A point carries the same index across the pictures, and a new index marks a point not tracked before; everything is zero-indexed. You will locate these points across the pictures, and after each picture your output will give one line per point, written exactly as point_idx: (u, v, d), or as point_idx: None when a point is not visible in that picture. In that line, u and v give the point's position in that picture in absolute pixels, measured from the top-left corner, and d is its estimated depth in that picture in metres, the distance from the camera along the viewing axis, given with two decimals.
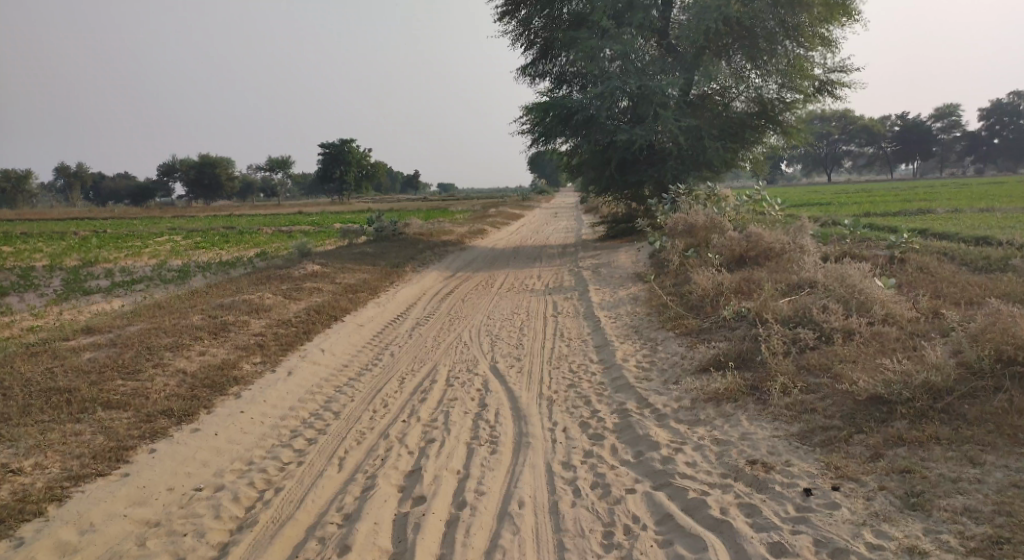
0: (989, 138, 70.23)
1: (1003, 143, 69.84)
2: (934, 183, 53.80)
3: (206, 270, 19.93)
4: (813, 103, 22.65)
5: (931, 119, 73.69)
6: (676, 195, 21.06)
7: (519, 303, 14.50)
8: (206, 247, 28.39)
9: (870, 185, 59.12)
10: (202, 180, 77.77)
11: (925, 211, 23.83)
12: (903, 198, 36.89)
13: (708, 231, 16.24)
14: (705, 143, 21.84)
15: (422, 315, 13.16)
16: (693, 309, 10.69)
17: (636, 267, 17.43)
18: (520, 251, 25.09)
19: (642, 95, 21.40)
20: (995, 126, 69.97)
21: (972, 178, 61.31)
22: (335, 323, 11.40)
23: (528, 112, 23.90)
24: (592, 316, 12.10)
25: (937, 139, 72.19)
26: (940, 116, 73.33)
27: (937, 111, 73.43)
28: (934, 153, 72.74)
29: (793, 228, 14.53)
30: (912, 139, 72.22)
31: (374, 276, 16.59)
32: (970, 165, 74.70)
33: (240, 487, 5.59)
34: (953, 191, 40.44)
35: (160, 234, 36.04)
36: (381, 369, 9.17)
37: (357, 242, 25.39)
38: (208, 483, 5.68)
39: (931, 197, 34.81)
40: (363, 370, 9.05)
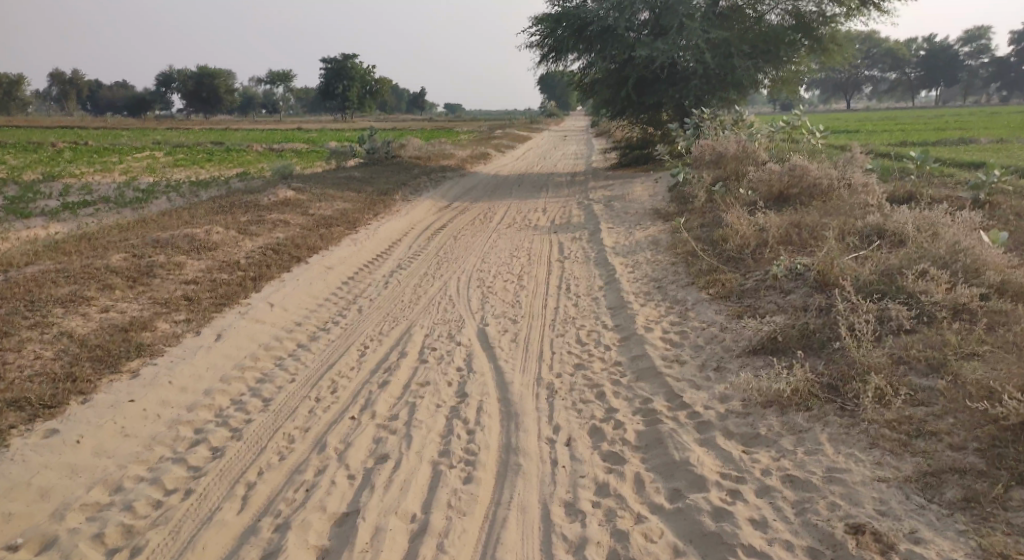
0: (1017, 65, 66.45)
1: None
2: (958, 112, 50.86)
3: (176, 192, 18.04)
4: (858, 17, 19.92)
5: (960, 43, 69.81)
6: (699, 120, 18.86)
7: (518, 243, 12.55)
8: (186, 165, 26.28)
9: (895, 112, 56.41)
10: (202, 95, 74.57)
11: (970, 142, 21.65)
12: (933, 127, 34.41)
13: (739, 162, 14.22)
14: (735, 61, 19.37)
15: (403, 259, 11.25)
16: (730, 261, 8.76)
17: (654, 202, 15.51)
18: (524, 178, 23.04)
19: (666, 5, 19.27)
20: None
21: (998, 109, 58.27)
22: (297, 265, 9.50)
23: (537, 23, 21.40)
24: (605, 264, 10.29)
25: (965, 65, 68.56)
26: (969, 41, 69.34)
27: (968, 35, 69.37)
28: (961, 81, 69.26)
29: (841, 161, 12.47)
30: (938, 65, 68.66)
31: (356, 207, 14.56)
32: (997, 94, 71.28)
33: (78, 544, 4.14)
34: (984, 119, 38.01)
35: (144, 149, 33.96)
36: (343, 331, 7.36)
37: (346, 164, 23.34)
38: (32, 535, 4.20)
39: (966, 126, 32.37)
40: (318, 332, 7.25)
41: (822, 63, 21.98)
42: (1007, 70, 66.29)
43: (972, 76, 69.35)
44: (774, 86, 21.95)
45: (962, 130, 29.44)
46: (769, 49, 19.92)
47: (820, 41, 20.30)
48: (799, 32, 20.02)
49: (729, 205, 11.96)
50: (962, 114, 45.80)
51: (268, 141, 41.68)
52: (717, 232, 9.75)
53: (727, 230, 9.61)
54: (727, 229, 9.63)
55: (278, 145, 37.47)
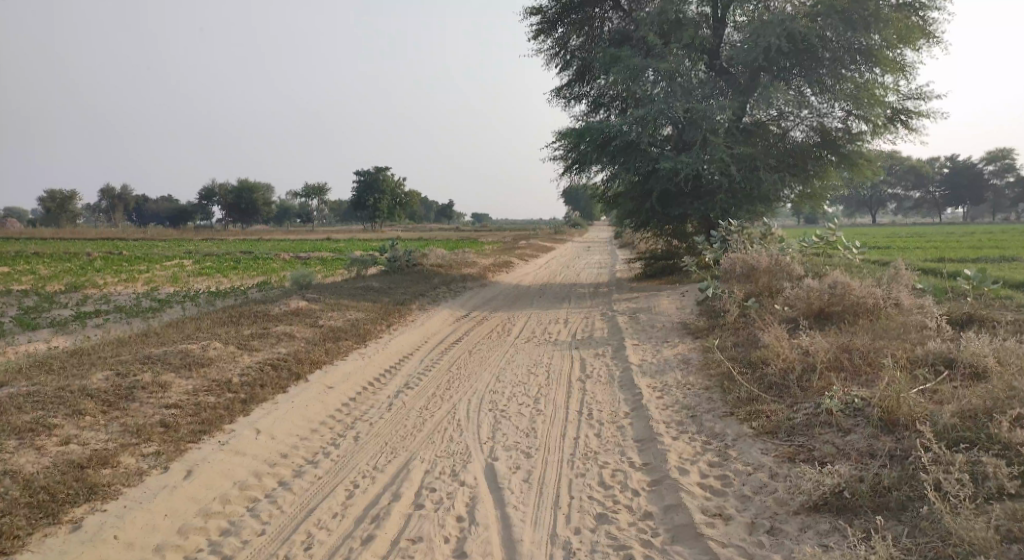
0: None
1: None
2: (985, 229, 50.08)
3: (190, 301, 17.61)
4: (886, 134, 19.67)
5: (983, 162, 69.94)
6: (726, 233, 18.29)
7: (536, 359, 11.72)
8: (210, 274, 26.16)
9: (923, 228, 55.94)
10: (240, 205, 76.60)
11: (1009, 258, 20.82)
12: (966, 243, 33.61)
13: (772, 276, 13.49)
14: (762, 175, 19.04)
15: (412, 375, 10.42)
16: (773, 389, 7.84)
17: (682, 316, 14.74)
18: (548, 288, 22.44)
19: (688, 119, 18.90)
20: None
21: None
22: (294, 385, 8.66)
23: (561, 137, 21.41)
24: (631, 385, 9.43)
25: (988, 183, 68.44)
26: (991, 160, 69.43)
27: (988, 155, 69.64)
28: (988, 198, 69.04)
29: (884, 278, 11.74)
30: (961, 183, 68.57)
31: (369, 318, 13.87)
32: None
33: None
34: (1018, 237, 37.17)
35: (171, 257, 34.09)
36: (333, 463, 6.42)
37: (366, 272, 22.94)
38: None
39: (1004, 243, 31.50)
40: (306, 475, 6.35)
41: (850, 179, 21.62)
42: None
43: (998, 195, 69.09)
44: (802, 200, 21.50)
45: (1000, 247, 28.57)
46: (794, 166, 20.00)
47: (848, 156, 20.13)
48: (823, 148, 20.08)
49: (766, 325, 11.13)
50: (996, 231, 45.00)
51: (295, 251, 41.95)
52: (755, 353, 8.87)
53: (766, 352, 8.74)
54: (766, 350, 8.76)
55: (303, 254, 37.53)
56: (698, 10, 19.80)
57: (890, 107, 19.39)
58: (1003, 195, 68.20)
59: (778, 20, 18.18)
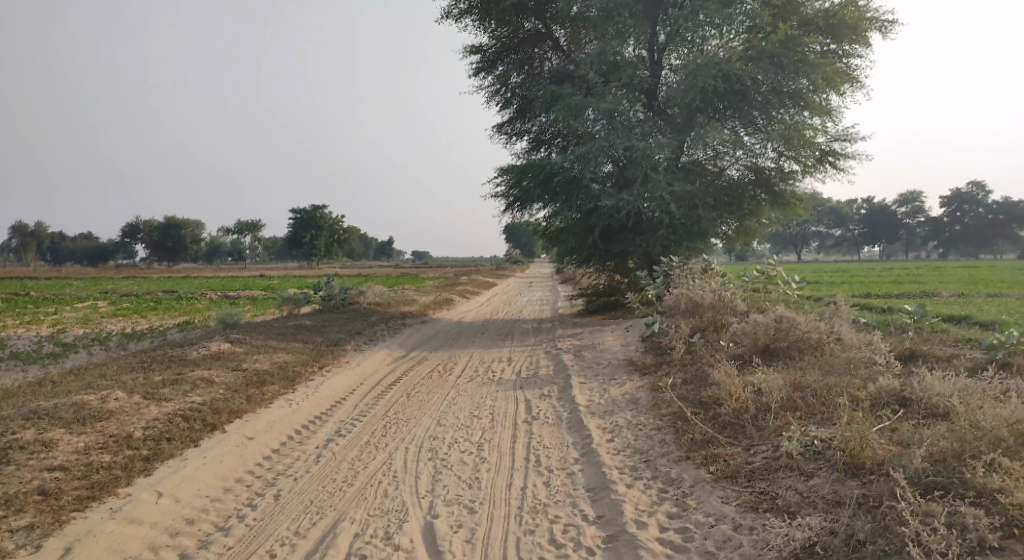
0: (951, 225, 68.61)
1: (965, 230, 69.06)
2: (900, 267, 52.12)
3: (101, 345, 16.37)
4: (816, 173, 20.01)
5: (896, 203, 73.40)
6: (668, 268, 18.18)
7: (478, 400, 11.13)
8: (128, 315, 24.66)
9: (844, 265, 57.97)
10: (168, 243, 73.86)
11: (934, 294, 21.38)
12: (886, 280, 34.75)
13: (716, 311, 13.27)
14: (701, 213, 19.11)
15: (344, 421, 9.69)
16: (728, 430, 7.43)
17: (627, 352, 14.40)
18: (489, 325, 21.92)
19: (629, 159, 18.91)
20: (956, 213, 68.68)
21: (939, 265, 60.26)
22: (206, 443, 7.84)
23: (502, 173, 21.12)
24: (580, 427, 8.93)
25: (903, 224, 71.64)
26: (905, 203, 72.83)
27: (901, 198, 73.07)
28: (902, 237, 72.37)
29: (827, 313, 11.63)
30: (879, 222, 71.53)
31: (299, 361, 13.04)
32: (937, 249, 74.41)
33: None
34: (926, 274, 38.81)
35: (87, 297, 32.21)
36: (249, 540, 5.72)
37: (299, 311, 21.98)
38: None
39: (919, 279, 32.69)
40: (218, 549, 5.60)
41: (784, 217, 21.89)
42: (942, 228, 69.64)
43: (911, 234, 72.46)
44: (737, 236, 21.68)
45: (918, 283, 29.58)
46: (730, 202, 20.18)
47: (779, 196, 20.36)
48: (757, 186, 20.22)
49: (714, 362, 10.83)
50: (909, 269, 46.96)
51: (225, 288, 40.35)
52: (706, 391, 8.47)
53: (719, 389, 8.36)
54: (718, 388, 8.38)
55: (233, 292, 36.03)
56: (635, 52, 19.70)
57: (820, 149, 19.71)
58: (916, 234, 71.56)
59: (711, 62, 18.31)
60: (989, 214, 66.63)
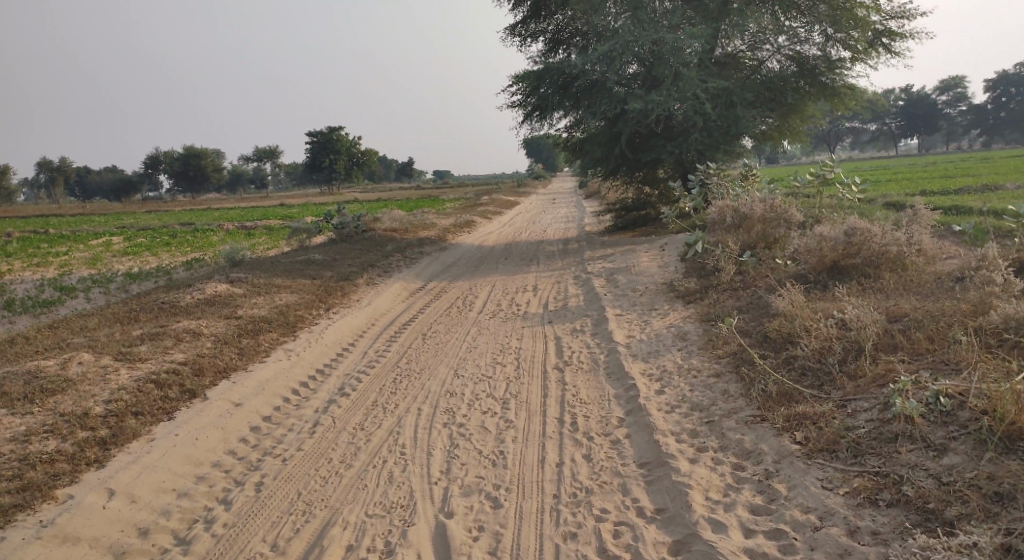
0: (995, 111, 64.58)
1: (1009, 116, 64.53)
2: (945, 158, 49.02)
3: (100, 288, 15.27)
4: (867, 60, 17.78)
5: (937, 92, 69.28)
6: (705, 175, 16.44)
7: (502, 340, 9.83)
8: (137, 253, 23.50)
9: (883, 161, 54.94)
10: (188, 175, 72.47)
11: (997, 187, 19.35)
12: (938, 173, 32.29)
13: (767, 224, 11.68)
14: (739, 111, 17.08)
15: (347, 375, 8.42)
16: (807, 377, 5.96)
17: (666, 274, 12.95)
18: (512, 248, 20.53)
19: (656, 54, 16.76)
20: (1002, 97, 64.58)
21: (984, 156, 56.88)
22: (175, 415, 6.59)
23: (518, 80, 19.18)
24: (623, 373, 7.63)
25: (943, 113, 67.70)
26: (945, 90, 68.63)
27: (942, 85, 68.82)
28: (942, 128, 68.43)
29: (904, 221, 9.97)
30: (918, 113, 67.67)
31: (303, 301, 11.72)
32: (980, 138, 70.39)
33: None
34: (978, 164, 35.91)
35: (102, 235, 31.18)
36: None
37: (311, 241, 20.71)
38: None
39: (974, 171, 30.13)
40: None
41: (830, 110, 19.78)
42: (985, 116, 65.72)
43: (951, 123, 68.53)
44: (778, 136, 19.57)
45: (972, 176, 27.30)
46: (773, 98, 17.95)
47: (828, 89, 18.24)
48: (801, 79, 18.10)
49: (777, 289, 9.31)
50: (958, 160, 43.97)
51: (242, 219, 39.05)
52: (772, 324, 7.01)
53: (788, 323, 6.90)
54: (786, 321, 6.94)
55: (252, 223, 34.87)
56: None
57: (874, 29, 17.36)
58: (956, 123, 67.75)
59: None
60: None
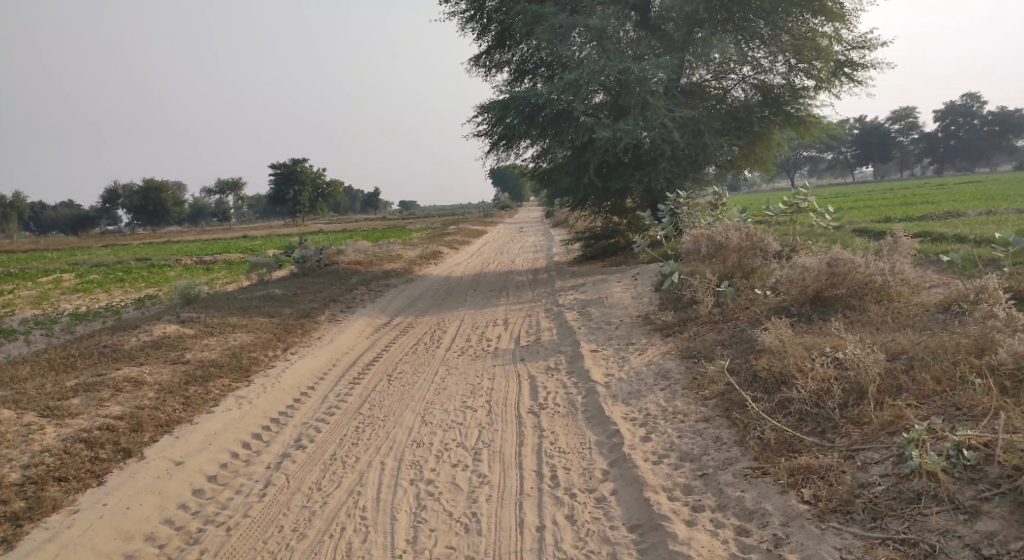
0: (944, 140, 66.37)
1: (959, 144, 66.29)
2: (899, 186, 49.96)
3: (42, 329, 14.34)
4: (830, 89, 17.80)
5: (887, 122, 71.02)
6: (675, 204, 16.14)
7: (471, 381, 9.23)
8: (87, 290, 22.44)
9: (840, 189, 55.81)
10: (147, 208, 70.79)
11: (958, 214, 19.41)
12: (895, 200, 32.67)
13: (744, 254, 11.34)
14: (707, 140, 16.93)
15: (306, 425, 7.73)
16: (806, 423, 5.51)
17: (640, 306, 12.53)
18: (480, 279, 19.99)
19: (622, 84, 16.62)
20: (951, 126, 66.58)
21: (936, 184, 58.19)
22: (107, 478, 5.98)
23: (484, 110, 18.81)
24: (604, 417, 7.12)
25: (896, 141, 69.35)
26: (896, 119, 70.40)
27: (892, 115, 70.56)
28: (895, 156, 70.05)
29: (884, 249, 9.70)
30: (871, 142, 69.23)
31: (259, 341, 11.01)
32: (931, 166, 72.24)
33: None
34: (934, 190, 36.43)
35: (53, 271, 29.93)
36: None
37: (272, 275, 19.94)
38: None
39: (932, 197, 30.49)
40: None
41: (794, 138, 19.75)
42: (935, 144, 67.62)
43: (904, 152, 70.24)
44: (745, 165, 19.45)
45: (930, 203, 27.58)
46: (739, 127, 17.85)
47: (792, 118, 18.21)
48: (766, 108, 18.00)
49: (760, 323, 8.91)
50: (911, 187, 44.83)
51: (201, 253, 37.97)
52: (761, 361, 6.57)
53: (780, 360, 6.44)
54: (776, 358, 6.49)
55: (210, 257, 33.86)
56: None
57: (835, 59, 17.39)
58: (908, 151, 69.44)
59: None
60: (985, 126, 64.34)
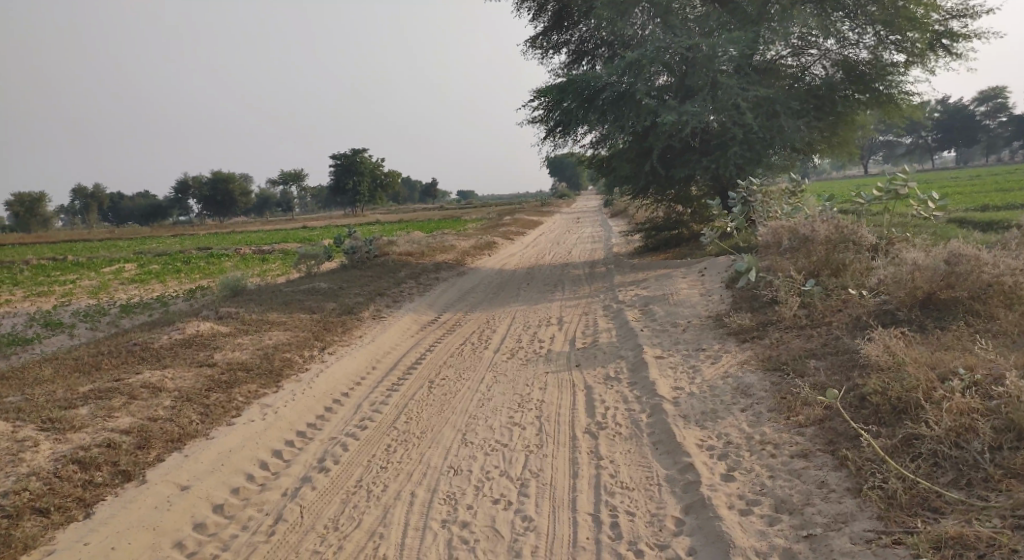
0: None
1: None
2: (985, 172, 46.46)
3: (87, 322, 14.00)
4: (925, 63, 15.90)
5: (971, 105, 66.55)
6: (747, 192, 14.75)
7: (520, 390, 8.23)
8: (143, 280, 22.32)
9: (918, 177, 52.45)
10: (215, 198, 72.15)
11: None
12: (985, 187, 30.04)
13: (832, 248, 10.00)
14: (783, 122, 15.30)
15: (334, 441, 6.85)
16: (943, 469, 4.64)
17: (711, 304, 11.31)
18: (536, 272, 18.96)
19: (689, 63, 15.32)
20: None
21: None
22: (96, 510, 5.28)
23: (540, 94, 17.68)
24: (674, 444, 6.06)
25: (980, 126, 64.95)
26: (981, 101, 65.86)
27: (977, 96, 65.91)
28: (979, 142, 65.63)
29: (1007, 245, 8.26)
30: (953, 127, 64.89)
31: (294, 340, 10.25)
32: (1017, 151, 67.53)
33: None
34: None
35: (118, 261, 30.22)
36: None
37: (322, 266, 19.35)
38: None
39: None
40: None
41: (880, 120, 18.02)
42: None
43: (989, 136, 65.73)
44: (826, 149, 17.72)
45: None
46: (818, 108, 16.16)
47: (881, 97, 16.37)
48: (850, 86, 16.27)
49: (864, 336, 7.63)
50: (999, 174, 41.40)
51: (261, 242, 37.99)
52: (871, 382, 5.67)
53: (898, 385, 5.56)
54: (891, 382, 5.60)
55: (269, 247, 33.77)
56: None
57: (932, 30, 15.50)
58: (994, 136, 64.98)
59: None
60: None
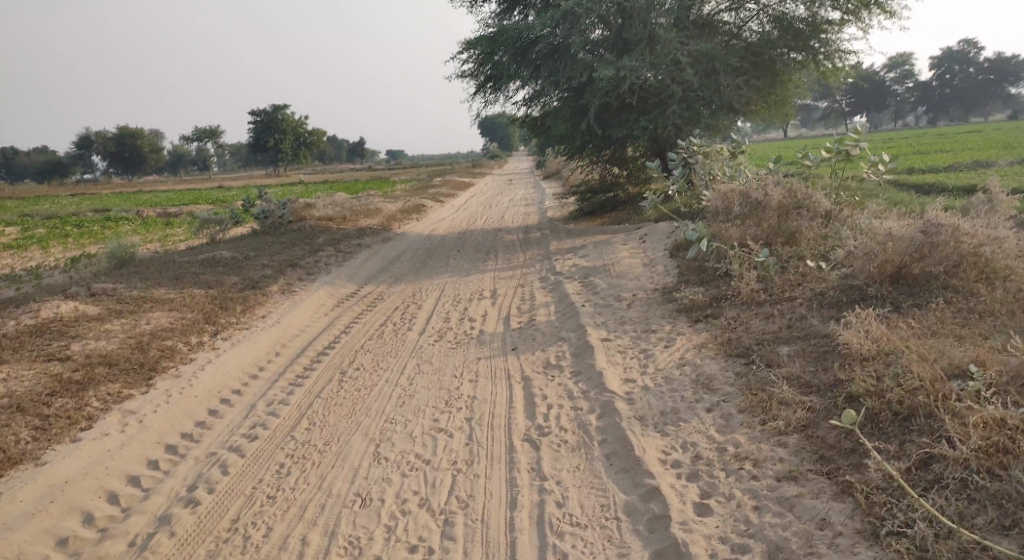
0: (942, 88, 63.52)
1: (956, 92, 63.53)
2: (896, 135, 47.49)
3: None
4: (861, 21, 14.54)
5: (886, 69, 67.83)
6: (688, 154, 13.74)
7: (446, 383, 7.00)
8: (25, 247, 19.86)
9: (834, 140, 53.35)
10: (123, 155, 67.39)
11: (996, 166, 17.02)
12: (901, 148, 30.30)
13: (787, 215, 9.06)
14: (722, 78, 14.22)
15: (211, 459, 5.74)
16: (976, 505, 3.75)
17: (655, 275, 10.29)
18: (466, 237, 17.67)
19: (625, 13, 14.11)
20: (948, 75, 63.82)
21: (935, 135, 55.72)
22: None
23: (469, 46, 16.19)
24: (630, 456, 5.00)
25: (894, 90, 66.50)
26: (896, 65, 67.33)
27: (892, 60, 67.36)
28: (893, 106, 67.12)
29: (980, 210, 7.41)
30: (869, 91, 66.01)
31: (180, 323, 8.72)
32: (929, 115, 69.57)
33: None
34: (940, 140, 33.99)
35: (3, 224, 27.23)
36: None
37: (229, 233, 17.52)
38: None
39: (942, 148, 27.92)
40: None
41: (818, 81, 16.91)
42: (933, 92, 64.84)
43: (902, 100, 67.43)
44: (764, 113, 16.22)
45: (945, 151, 25.49)
46: (756, 66, 14.90)
47: (816, 57, 15.04)
48: (785, 43, 14.81)
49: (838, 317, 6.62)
50: (908, 137, 42.17)
51: (169, 205, 35.19)
52: (860, 381, 4.68)
53: (894, 383, 4.58)
54: (884, 380, 4.61)
55: (175, 210, 31.20)
56: None
57: None
58: (907, 100, 66.61)
59: None
60: (981, 75, 62.29)
